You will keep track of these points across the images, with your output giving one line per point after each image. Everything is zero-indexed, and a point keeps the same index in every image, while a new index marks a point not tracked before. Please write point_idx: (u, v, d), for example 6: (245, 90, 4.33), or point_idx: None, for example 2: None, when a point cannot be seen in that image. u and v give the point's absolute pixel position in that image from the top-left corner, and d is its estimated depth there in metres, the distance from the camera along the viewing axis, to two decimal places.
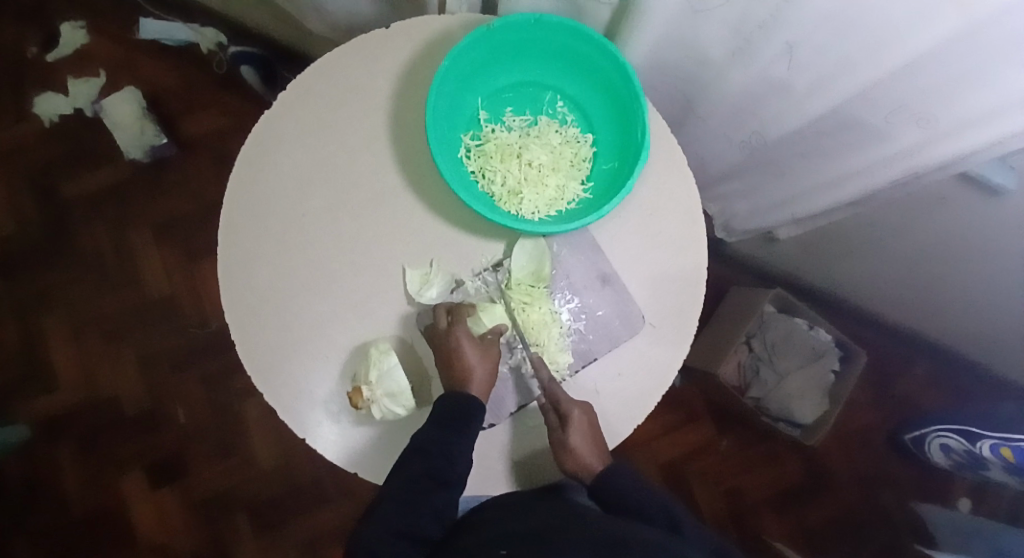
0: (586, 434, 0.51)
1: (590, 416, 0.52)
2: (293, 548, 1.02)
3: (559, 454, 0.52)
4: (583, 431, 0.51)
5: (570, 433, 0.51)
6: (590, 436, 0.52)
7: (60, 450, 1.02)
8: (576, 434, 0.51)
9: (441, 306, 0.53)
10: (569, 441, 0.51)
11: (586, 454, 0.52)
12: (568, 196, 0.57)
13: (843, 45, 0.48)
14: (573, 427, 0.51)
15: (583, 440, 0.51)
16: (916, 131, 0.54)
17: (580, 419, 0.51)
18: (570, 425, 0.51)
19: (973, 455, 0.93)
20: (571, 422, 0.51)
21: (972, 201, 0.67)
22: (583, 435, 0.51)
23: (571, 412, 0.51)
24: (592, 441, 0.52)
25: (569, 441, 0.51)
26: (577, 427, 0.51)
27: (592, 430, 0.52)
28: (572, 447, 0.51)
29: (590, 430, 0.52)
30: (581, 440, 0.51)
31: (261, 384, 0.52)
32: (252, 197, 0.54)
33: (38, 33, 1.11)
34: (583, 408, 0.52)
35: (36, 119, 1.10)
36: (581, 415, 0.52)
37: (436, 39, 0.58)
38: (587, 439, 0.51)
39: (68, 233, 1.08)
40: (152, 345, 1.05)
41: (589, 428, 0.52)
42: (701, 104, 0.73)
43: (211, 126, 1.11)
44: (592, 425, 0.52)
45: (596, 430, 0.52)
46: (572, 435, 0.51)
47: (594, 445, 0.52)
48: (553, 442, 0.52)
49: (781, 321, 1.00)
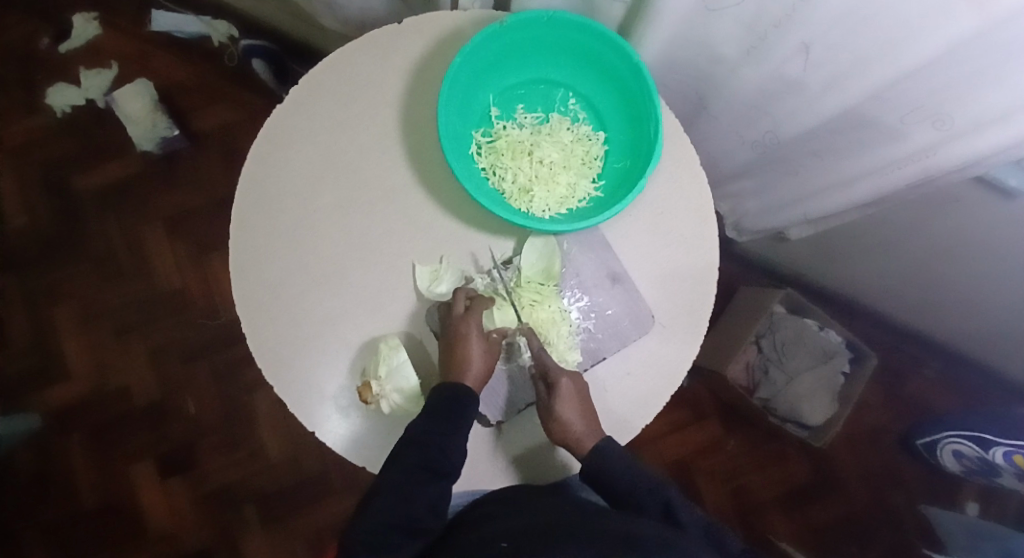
0: (574, 403, 0.51)
1: (579, 386, 0.52)
2: (301, 540, 1.03)
3: (546, 423, 0.52)
4: (572, 401, 0.51)
5: (559, 402, 0.51)
6: (579, 405, 0.51)
7: (72, 440, 1.03)
8: (565, 404, 0.51)
9: (460, 292, 0.53)
10: (557, 410, 0.51)
11: (577, 428, 0.51)
12: (579, 195, 0.57)
13: (859, 44, 0.48)
14: (574, 415, 0.51)
15: (572, 409, 0.51)
16: (931, 132, 0.54)
17: (568, 389, 0.51)
18: (558, 394, 0.51)
19: (985, 461, 0.92)
20: (572, 411, 0.51)
21: (987, 203, 0.66)
22: (572, 404, 0.51)
23: (560, 381, 0.51)
24: (580, 410, 0.51)
25: (556, 409, 0.51)
26: (565, 397, 0.51)
27: (581, 400, 0.51)
28: (560, 417, 0.51)
29: (579, 400, 0.51)
30: (568, 409, 0.51)
31: (271, 379, 0.52)
32: (264, 192, 0.55)
33: (51, 26, 1.12)
34: (572, 378, 0.52)
35: (49, 111, 1.10)
36: (570, 385, 0.51)
37: (448, 35, 0.58)
38: (575, 409, 0.51)
39: (79, 224, 1.09)
40: (163, 335, 1.06)
41: (579, 399, 0.51)
42: (714, 102, 0.72)
43: (221, 120, 1.12)
44: (581, 395, 0.52)
45: (586, 402, 0.52)
46: (560, 404, 0.51)
47: (583, 416, 0.51)
48: (542, 413, 0.52)
49: (791, 322, 1.00)
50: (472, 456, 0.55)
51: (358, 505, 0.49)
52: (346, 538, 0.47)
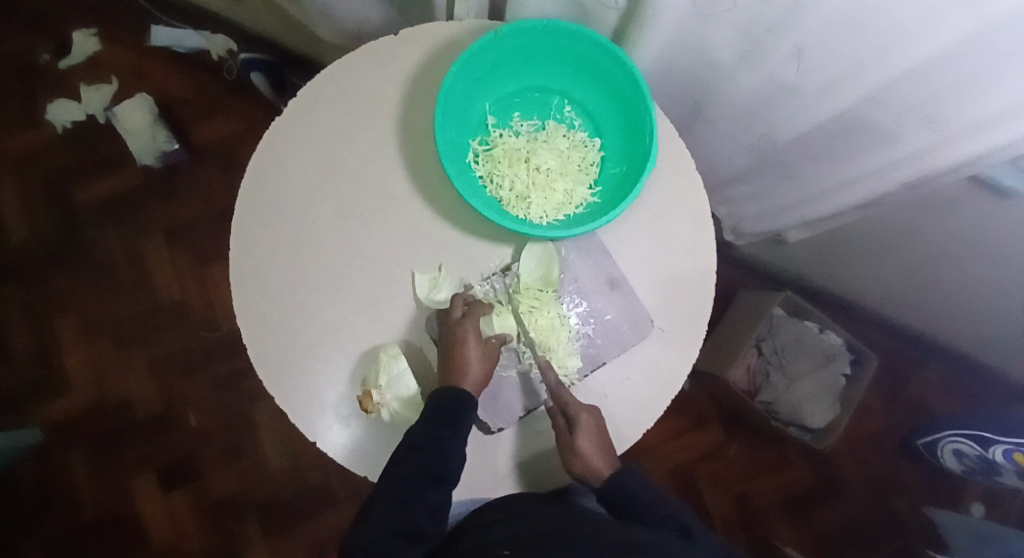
0: (593, 437, 0.51)
1: (597, 419, 0.52)
2: (302, 551, 1.02)
3: (566, 457, 0.52)
4: (593, 437, 0.51)
5: (579, 438, 0.50)
6: (598, 440, 0.51)
7: (72, 452, 1.03)
8: (583, 438, 0.51)
9: (457, 298, 0.53)
10: (575, 441, 0.51)
11: (595, 458, 0.51)
12: (576, 201, 0.57)
13: (852, 47, 0.48)
14: (593, 450, 0.51)
15: (592, 446, 0.51)
16: (925, 133, 0.54)
17: (588, 423, 0.51)
18: (579, 429, 0.51)
19: (986, 460, 0.92)
20: (591, 444, 0.51)
21: (982, 203, 0.67)
22: (592, 440, 0.51)
23: (579, 415, 0.51)
24: (599, 444, 0.51)
25: None
26: (585, 432, 0.51)
27: (599, 434, 0.51)
28: (578, 448, 0.51)
29: (598, 436, 0.51)
30: (588, 443, 0.51)
31: (271, 388, 0.53)
32: (264, 203, 0.55)
33: (51, 41, 1.13)
34: (591, 412, 0.52)
35: (49, 126, 1.11)
36: (590, 421, 0.51)
37: (444, 45, 0.59)
38: (594, 443, 0.51)
39: (80, 238, 1.09)
40: (163, 348, 1.06)
41: (597, 433, 0.51)
42: (710, 107, 0.73)
43: (220, 132, 1.12)
44: (600, 431, 0.51)
45: (604, 435, 0.52)
46: (581, 440, 0.50)
47: (600, 449, 0.51)
48: (560, 445, 0.52)
49: (791, 325, 1.00)
50: (472, 464, 0.54)
51: (359, 514, 0.49)
52: (346, 546, 0.47)
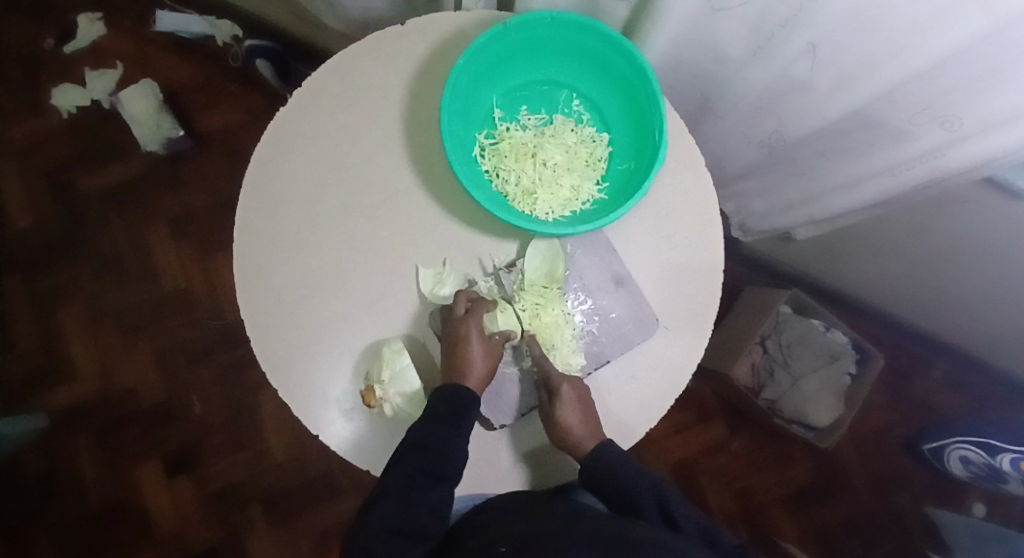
0: (576, 409, 0.51)
1: (581, 392, 0.52)
2: (304, 541, 1.03)
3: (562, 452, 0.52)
4: (574, 407, 0.51)
5: (560, 408, 0.51)
6: (580, 410, 0.51)
7: (78, 438, 1.04)
8: (567, 410, 0.51)
9: (461, 295, 0.53)
10: (559, 416, 0.51)
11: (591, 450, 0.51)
12: (583, 197, 0.56)
13: (866, 43, 0.47)
14: (585, 433, 0.51)
15: (574, 416, 0.51)
16: (939, 133, 0.53)
17: (570, 394, 0.51)
18: (559, 399, 0.51)
19: (992, 467, 0.91)
20: (575, 417, 0.51)
21: (995, 205, 0.65)
22: (574, 412, 0.51)
23: (560, 386, 0.51)
24: (584, 421, 0.51)
25: (557, 414, 0.51)
26: (565, 401, 0.51)
27: (583, 405, 0.51)
28: (564, 425, 0.51)
29: (580, 404, 0.51)
30: (570, 415, 0.51)
31: (275, 382, 0.52)
32: (267, 196, 0.54)
33: (56, 26, 1.12)
34: (573, 383, 0.52)
35: (54, 112, 1.11)
36: (571, 390, 0.51)
37: (451, 37, 0.58)
38: (576, 414, 0.51)
39: (85, 225, 1.09)
40: (168, 336, 1.06)
41: (580, 404, 0.51)
42: (719, 102, 0.72)
43: (224, 120, 1.12)
44: (582, 400, 0.51)
45: (588, 405, 0.52)
46: (561, 410, 0.51)
47: (585, 421, 0.51)
48: (557, 440, 0.52)
49: (797, 322, 0.99)
50: (475, 459, 0.54)
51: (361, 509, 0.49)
52: (347, 541, 0.47)
